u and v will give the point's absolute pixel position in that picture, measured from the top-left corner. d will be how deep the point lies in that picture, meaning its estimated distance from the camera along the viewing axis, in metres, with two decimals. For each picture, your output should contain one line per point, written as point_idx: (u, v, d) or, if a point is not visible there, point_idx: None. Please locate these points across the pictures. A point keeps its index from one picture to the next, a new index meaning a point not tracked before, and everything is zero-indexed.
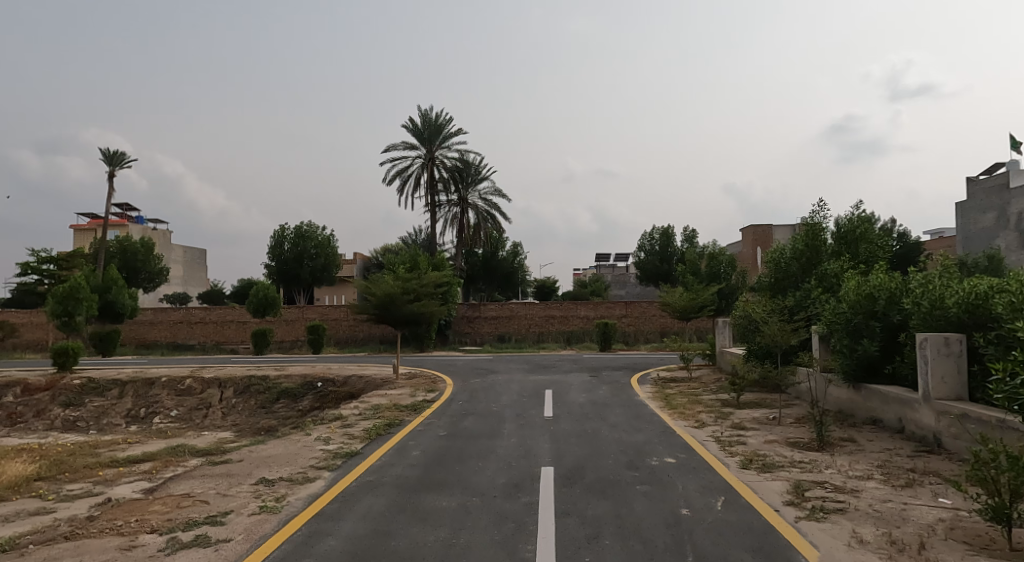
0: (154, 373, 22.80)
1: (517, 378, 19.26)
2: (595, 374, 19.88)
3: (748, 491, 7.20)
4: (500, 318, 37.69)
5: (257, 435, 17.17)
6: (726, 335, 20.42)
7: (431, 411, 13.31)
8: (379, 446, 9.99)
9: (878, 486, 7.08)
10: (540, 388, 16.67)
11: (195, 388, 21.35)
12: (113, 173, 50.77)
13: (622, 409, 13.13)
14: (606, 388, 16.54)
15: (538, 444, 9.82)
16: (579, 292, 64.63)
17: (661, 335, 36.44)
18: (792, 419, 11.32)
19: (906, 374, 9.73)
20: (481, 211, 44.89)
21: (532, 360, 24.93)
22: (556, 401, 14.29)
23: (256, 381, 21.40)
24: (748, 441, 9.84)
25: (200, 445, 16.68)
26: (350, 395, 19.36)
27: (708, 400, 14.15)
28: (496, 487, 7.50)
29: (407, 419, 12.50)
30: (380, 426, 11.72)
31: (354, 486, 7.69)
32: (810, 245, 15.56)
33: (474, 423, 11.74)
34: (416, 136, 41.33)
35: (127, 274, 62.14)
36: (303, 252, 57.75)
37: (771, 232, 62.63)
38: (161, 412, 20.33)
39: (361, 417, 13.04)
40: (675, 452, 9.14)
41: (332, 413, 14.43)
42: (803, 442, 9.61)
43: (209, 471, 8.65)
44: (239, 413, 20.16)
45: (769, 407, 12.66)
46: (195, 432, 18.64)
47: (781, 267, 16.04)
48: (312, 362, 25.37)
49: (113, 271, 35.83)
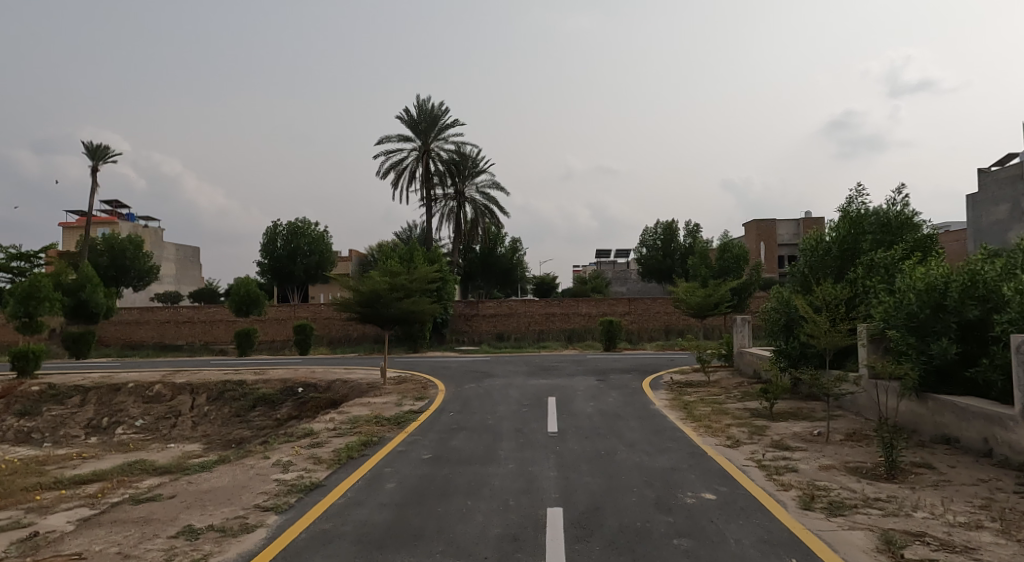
0: (122, 378, 20.96)
1: (516, 382, 17.50)
2: (603, 377, 18.07)
3: (826, 548, 5.38)
4: (499, 316, 35.87)
5: (225, 449, 15.39)
6: (745, 334, 18.71)
7: (416, 425, 11.48)
8: (346, 475, 8.16)
9: (1002, 545, 5.28)
10: (543, 395, 14.87)
11: (165, 394, 19.56)
12: (97, 167, 49.00)
13: (638, 422, 11.35)
14: (616, 395, 14.78)
15: (543, 471, 8.02)
16: (579, 289, 62.75)
17: (667, 333, 34.61)
18: (843, 437, 9.50)
19: (994, 381, 7.94)
20: (479, 205, 43.04)
21: (532, 361, 23.12)
22: (561, 411, 12.49)
23: (232, 387, 19.62)
24: (800, 467, 8.00)
25: (161, 462, 14.88)
26: (332, 402, 17.57)
27: (735, 409, 12.34)
28: (485, 543, 5.67)
29: (387, 436, 10.69)
30: (354, 446, 9.90)
31: (303, 541, 5.86)
32: (850, 234, 13.85)
33: (464, 442, 9.94)
34: (412, 127, 39.49)
35: (114, 272, 60.28)
36: (297, 250, 55.85)
37: (775, 227, 60.90)
38: (125, 422, 18.48)
39: (334, 433, 11.21)
40: (713, 484, 7.34)
41: (304, 426, 12.62)
42: (868, 469, 7.81)
43: (124, 516, 6.78)
44: (211, 422, 18.33)
45: (811, 421, 10.83)
46: (160, 445, 16.84)
47: (815, 259, 14.37)
48: (296, 365, 23.60)
49: (88, 269, 33.82)
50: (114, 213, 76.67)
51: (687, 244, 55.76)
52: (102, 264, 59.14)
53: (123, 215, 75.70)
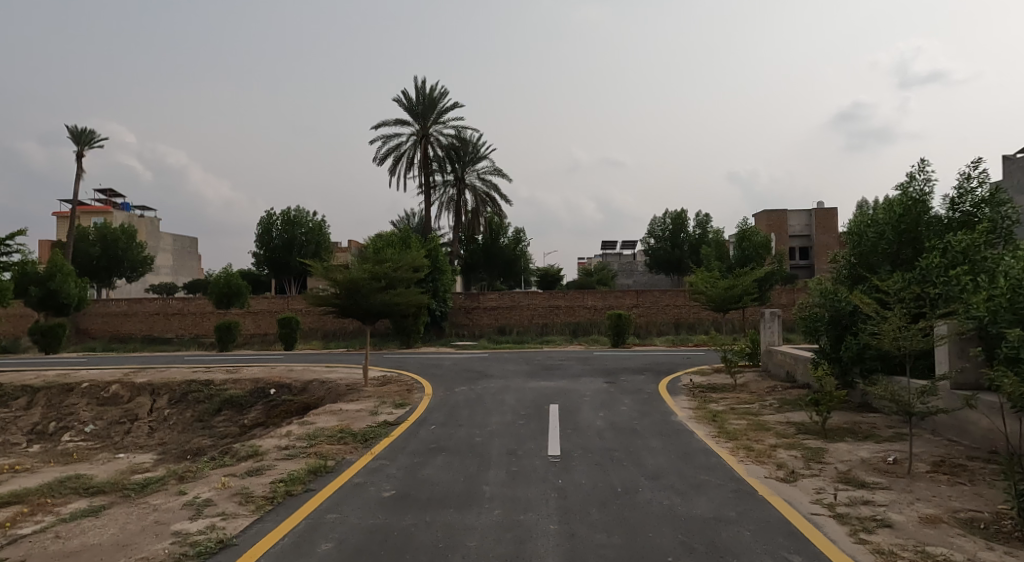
0: (80, 377, 18.94)
1: (514, 385, 15.39)
2: (612, 379, 15.88)
3: None
4: (501, 309, 33.89)
5: (176, 462, 13.32)
6: (775, 331, 16.52)
7: (385, 444, 9.34)
8: (269, 529, 5.97)
9: None
10: (543, 402, 12.71)
11: (122, 396, 17.55)
12: (82, 152, 46.97)
13: (661, 441, 9.20)
14: (630, 402, 12.67)
15: (540, 524, 5.84)
16: (583, 281, 60.42)
17: (676, 327, 32.38)
18: (932, 470, 7.28)
19: None
20: (480, 193, 40.79)
21: (532, 359, 20.96)
22: (566, 425, 10.36)
23: (198, 387, 17.61)
24: (893, 520, 5.79)
25: (100, 478, 12.82)
26: (305, 406, 15.50)
27: (776, 424, 10.14)
28: None
29: (347, 459, 8.55)
30: (299, 475, 7.74)
31: None
32: (908, 214, 11.79)
33: (439, 471, 7.75)
34: (409, 111, 37.22)
35: (107, 262, 58.16)
36: (292, 239, 53.74)
37: (785, 217, 58.46)
38: (73, 428, 16.43)
39: (283, 454, 9.05)
40: (778, 549, 5.19)
41: (254, 443, 10.48)
42: (991, 525, 5.60)
43: None
44: (169, 428, 16.25)
45: (878, 444, 8.62)
46: (108, 454, 14.79)
47: (866, 242, 12.30)
48: (274, 362, 21.54)
49: (58, 257, 31.38)
50: (110, 202, 75.00)
51: (697, 234, 53.44)
52: (93, 254, 57.18)
53: (120, 204, 73.98)
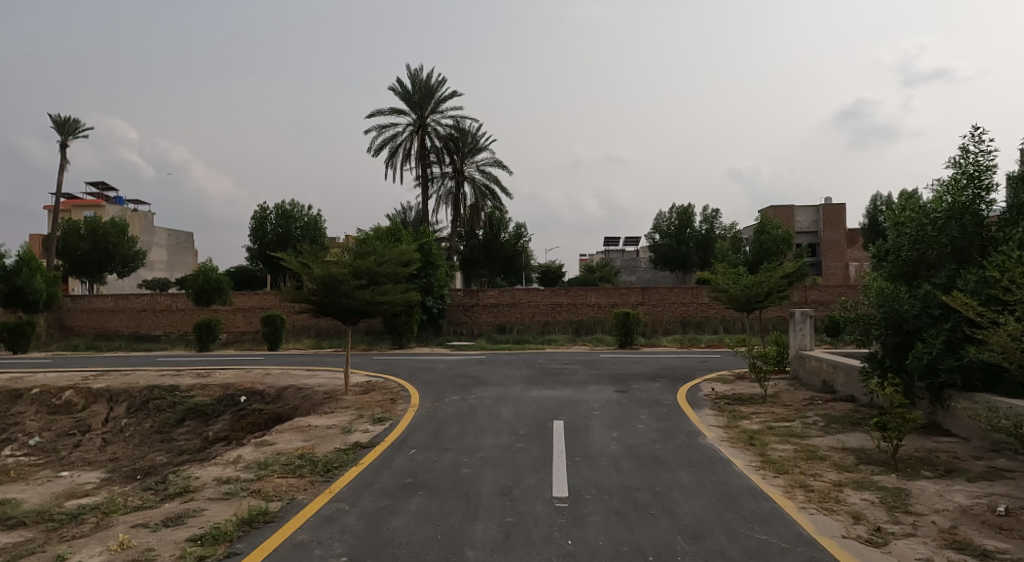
0: (32, 381, 17.11)
1: (512, 393, 13.55)
2: (624, 388, 13.98)
3: None
4: (501, 306, 32.00)
5: (119, 485, 11.50)
6: (807, 333, 14.61)
7: (350, 478, 7.48)
8: None
9: None
10: (546, 418, 10.84)
11: (76, 403, 15.75)
12: (65, 142, 45.10)
13: (696, 476, 7.35)
14: (647, 417, 10.83)
15: None
16: (585, 278, 58.54)
17: (683, 326, 30.52)
18: None
19: None
20: (480, 186, 38.92)
21: (533, 362, 19.12)
22: (574, 450, 8.50)
23: (161, 394, 15.78)
24: None
25: (29, 504, 11.01)
26: (276, 416, 13.69)
27: (830, 452, 8.29)
28: None
29: (295, 502, 6.67)
30: (227, 529, 5.86)
31: None
32: (969, 199, 9.96)
33: (411, 524, 5.89)
34: (404, 98, 35.37)
35: (98, 257, 56.13)
36: (286, 234, 51.76)
37: (793, 213, 56.48)
38: (17, 441, 14.65)
39: (221, 491, 7.18)
40: None
41: (193, 472, 8.60)
42: None
43: None
44: (125, 441, 14.44)
45: (973, 484, 6.75)
46: (50, 472, 13.01)
47: (917, 234, 10.46)
48: (251, 365, 19.71)
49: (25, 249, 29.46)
50: (100, 194, 73.04)
51: (704, 229, 51.57)
52: (82, 249, 55.26)
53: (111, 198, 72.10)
